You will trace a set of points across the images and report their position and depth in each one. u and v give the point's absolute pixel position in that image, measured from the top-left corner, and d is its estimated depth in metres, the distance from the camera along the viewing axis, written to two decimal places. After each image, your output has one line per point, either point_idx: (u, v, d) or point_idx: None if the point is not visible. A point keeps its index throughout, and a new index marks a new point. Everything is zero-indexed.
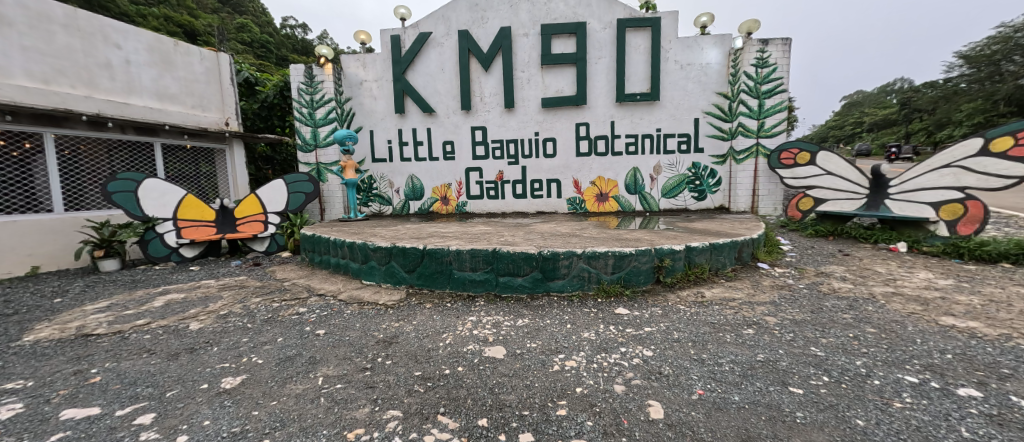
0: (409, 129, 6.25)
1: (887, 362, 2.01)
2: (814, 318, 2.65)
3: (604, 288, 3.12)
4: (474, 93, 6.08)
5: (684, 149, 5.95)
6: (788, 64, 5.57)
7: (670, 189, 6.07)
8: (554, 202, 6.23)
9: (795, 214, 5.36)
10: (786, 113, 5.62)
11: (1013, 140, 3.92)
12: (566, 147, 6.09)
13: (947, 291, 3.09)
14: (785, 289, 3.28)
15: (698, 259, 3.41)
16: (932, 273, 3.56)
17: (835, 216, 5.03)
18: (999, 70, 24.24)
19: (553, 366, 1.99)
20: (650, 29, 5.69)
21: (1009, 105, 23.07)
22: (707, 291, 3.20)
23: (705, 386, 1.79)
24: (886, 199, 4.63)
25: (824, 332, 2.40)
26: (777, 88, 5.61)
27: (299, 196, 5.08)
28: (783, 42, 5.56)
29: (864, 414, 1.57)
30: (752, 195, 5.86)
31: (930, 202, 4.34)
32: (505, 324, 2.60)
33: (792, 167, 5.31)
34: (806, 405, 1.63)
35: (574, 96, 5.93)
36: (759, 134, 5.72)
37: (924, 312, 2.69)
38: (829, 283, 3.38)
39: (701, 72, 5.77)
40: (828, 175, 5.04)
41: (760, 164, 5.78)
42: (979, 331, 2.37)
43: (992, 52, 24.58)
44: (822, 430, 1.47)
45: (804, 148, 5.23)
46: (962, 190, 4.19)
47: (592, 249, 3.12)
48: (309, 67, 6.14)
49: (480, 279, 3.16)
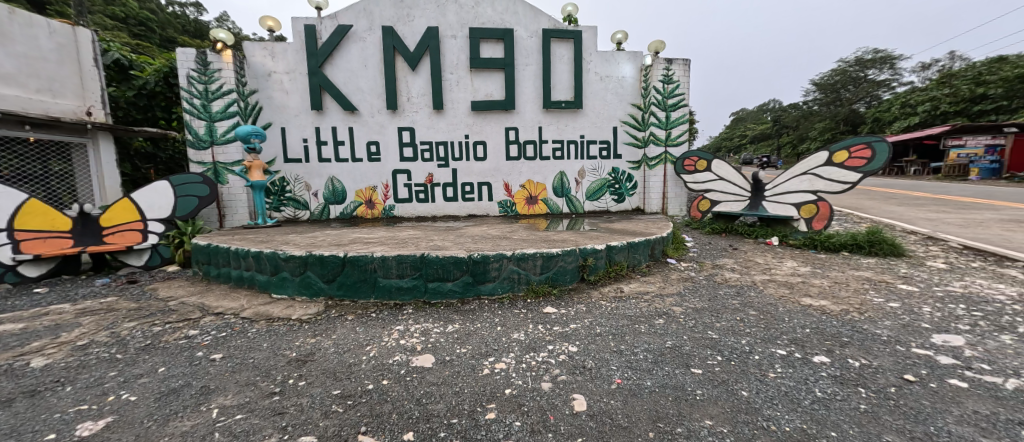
0: (328, 127, 5.80)
1: (765, 339, 2.38)
2: (711, 305, 3.03)
3: (533, 288, 3.21)
4: (401, 92, 5.85)
5: (605, 155, 6.39)
6: (688, 82, 6.33)
7: (593, 192, 6.46)
8: (486, 205, 6.25)
9: (696, 214, 6.10)
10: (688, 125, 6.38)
11: (849, 153, 4.85)
12: (496, 150, 6.15)
13: (806, 276, 3.77)
14: (689, 281, 3.70)
15: (618, 257, 3.69)
16: (796, 262, 4.30)
17: (727, 215, 5.84)
18: (839, 96, 30.24)
19: (483, 370, 1.99)
20: (572, 40, 6.05)
21: (846, 125, 28.83)
22: (625, 287, 3.47)
23: (622, 375, 1.94)
24: (764, 201, 5.47)
25: (718, 317, 2.76)
26: (681, 103, 6.34)
27: (190, 200, 4.53)
28: (685, 63, 6.29)
29: (748, 386, 1.83)
30: (661, 197, 6.52)
31: (793, 203, 5.24)
32: (434, 331, 2.53)
33: (693, 172, 6.03)
34: (704, 383, 1.85)
35: (503, 100, 6.01)
36: (667, 143, 6.40)
37: (791, 295, 3.23)
38: (722, 274, 3.89)
39: (618, 84, 6.28)
40: (721, 180, 5.82)
41: (668, 170, 6.47)
42: (828, 308, 2.92)
43: (834, 82, 30.55)
44: (716, 403, 1.69)
45: (701, 156, 5.97)
46: (815, 193, 5.10)
47: (521, 251, 3.19)
48: (201, 52, 5.35)
49: (408, 287, 3.05)
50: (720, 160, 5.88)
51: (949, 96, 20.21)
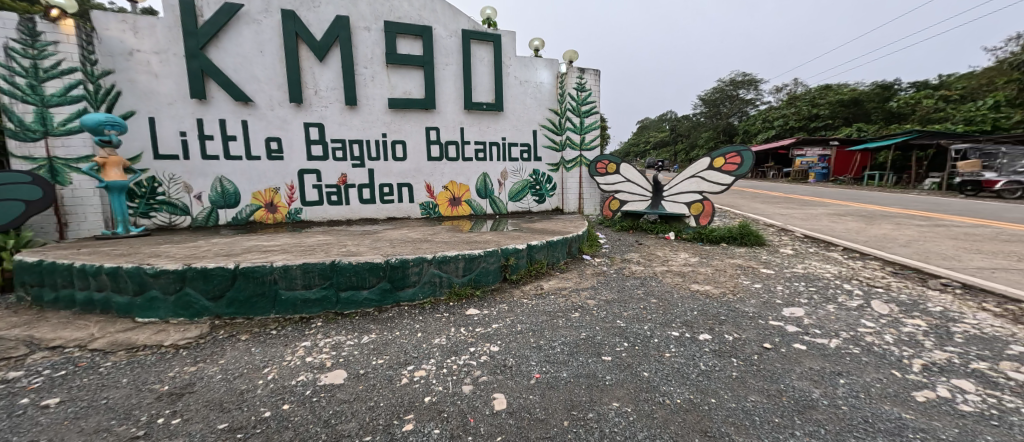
0: (214, 120, 5.02)
1: (663, 323, 2.68)
2: (620, 296, 3.32)
3: (455, 291, 3.17)
4: (306, 84, 5.33)
5: (526, 157, 6.59)
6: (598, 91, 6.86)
7: (515, 193, 6.61)
8: (406, 207, 6.00)
9: (608, 213, 6.62)
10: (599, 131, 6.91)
11: (724, 159, 5.64)
12: (417, 150, 5.94)
13: (695, 265, 4.35)
14: (601, 275, 4.00)
15: (538, 255, 3.84)
16: (688, 253, 4.93)
17: (633, 214, 6.47)
18: (719, 111, 35.46)
19: (401, 380, 1.91)
20: (492, 44, 6.13)
21: (724, 135, 33.93)
22: (545, 284, 3.62)
23: (541, 369, 2.01)
24: (663, 200, 6.16)
25: (626, 307, 3.03)
26: (593, 110, 6.85)
27: (12, 204, 3.58)
28: (596, 73, 6.79)
29: (649, 367, 2.04)
30: (577, 198, 6.96)
31: (684, 202, 6.00)
32: (347, 344, 2.35)
33: (605, 175, 6.49)
34: (612, 369, 2.02)
35: (423, 99, 5.83)
36: (582, 147, 6.86)
37: (683, 283, 3.70)
38: (629, 267, 4.29)
39: (536, 89, 6.53)
40: (628, 181, 6.39)
41: (583, 172, 6.93)
42: (711, 292, 3.41)
43: (714, 98, 35.75)
44: (622, 386, 1.85)
45: (611, 160, 6.45)
46: (700, 193, 5.90)
47: (442, 253, 3.13)
48: (27, 18, 4.22)
49: (316, 298, 2.78)
50: (627, 163, 6.43)
51: (794, 114, 25.03)
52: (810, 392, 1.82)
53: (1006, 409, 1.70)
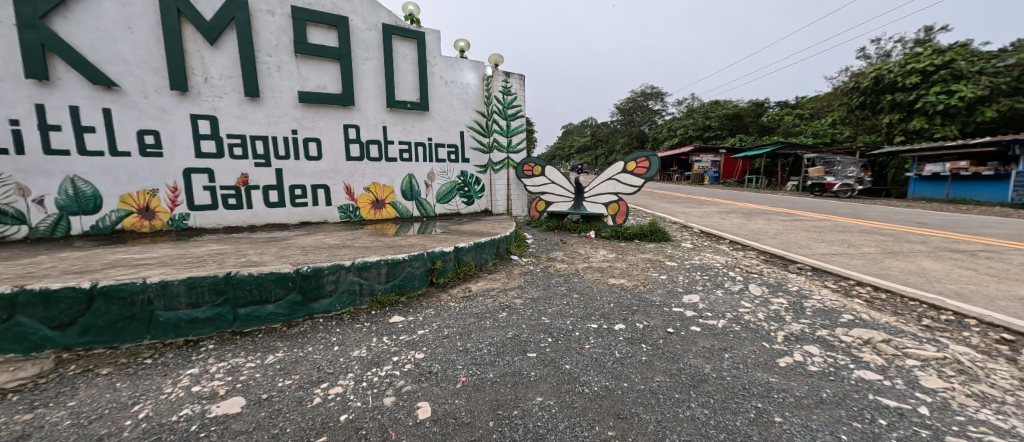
0: (63, 107, 4.09)
1: (583, 317, 2.85)
2: (545, 293, 3.45)
3: (378, 299, 2.99)
4: (193, 70, 4.61)
5: (453, 159, 6.50)
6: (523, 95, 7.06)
7: (443, 195, 6.46)
8: (322, 210, 5.51)
9: (535, 214, 6.89)
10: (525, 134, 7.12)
11: (636, 163, 6.15)
12: (333, 149, 5.49)
13: (612, 261, 4.70)
14: (528, 274, 4.12)
15: (466, 257, 3.81)
16: (606, 250, 5.31)
17: (557, 214, 6.78)
18: (631, 119, 38.87)
19: (313, 400, 1.75)
20: (415, 41, 5.94)
21: (636, 142, 37.31)
22: (473, 286, 3.60)
23: (467, 372, 2.00)
24: (584, 201, 6.57)
25: (550, 303, 3.16)
26: (519, 113, 7.04)
27: None
28: (520, 77, 6.99)
29: (571, 359, 2.15)
30: (504, 200, 7.06)
31: (602, 203, 6.46)
32: (247, 366, 2.08)
33: (531, 177, 6.72)
34: (537, 365, 2.08)
35: (339, 94, 5.42)
36: (508, 149, 6.99)
37: (602, 277, 3.97)
38: (554, 265, 4.49)
39: (463, 90, 6.48)
40: (552, 183, 6.70)
41: (510, 174, 7.06)
42: (626, 285, 3.72)
43: (627, 108, 39.12)
44: (546, 381, 1.92)
45: (536, 162, 6.68)
46: (616, 194, 6.39)
47: (362, 260, 2.94)
48: None
49: (208, 317, 2.41)
50: (552, 166, 6.71)
51: (692, 125, 28.50)
52: (703, 368, 2.09)
53: (840, 366, 2.13)
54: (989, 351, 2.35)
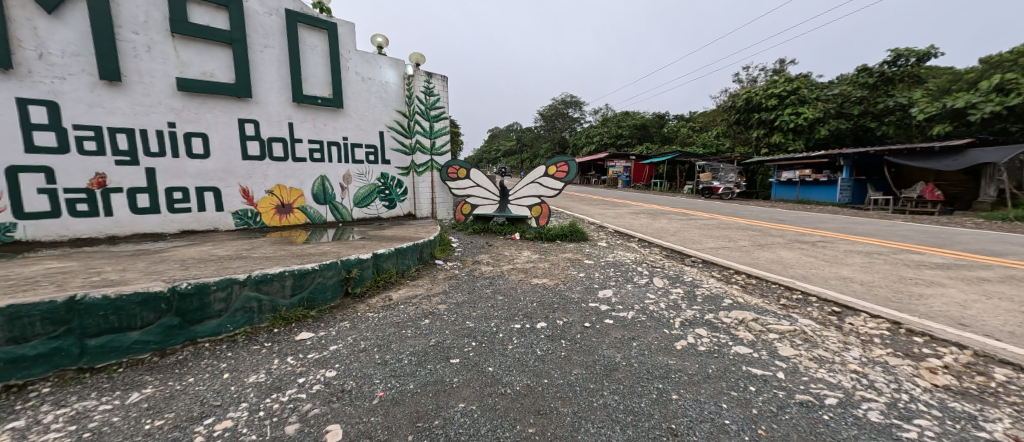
0: None
1: (507, 318, 2.89)
2: (469, 297, 3.42)
3: (282, 315, 2.67)
4: (19, 43, 3.68)
5: (372, 160, 6.12)
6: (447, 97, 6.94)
7: (361, 198, 6.05)
8: (210, 217, 4.76)
9: (461, 217, 6.85)
10: (450, 136, 6.98)
11: (557, 167, 6.41)
12: (225, 146, 4.79)
13: (535, 261, 4.86)
14: (453, 278, 4.05)
15: (386, 264, 3.61)
16: (530, 251, 5.47)
17: (483, 217, 6.80)
18: (553, 125, 40.82)
19: (194, 440, 1.49)
20: (325, 32, 5.48)
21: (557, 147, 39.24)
22: (394, 294, 3.41)
23: (385, 386, 1.88)
24: (509, 204, 6.68)
25: (475, 307, 3.15)
26: (443, 115, 6.89)
27: None
28: (443, 79, 6.87)
29: (494, 361, 2.16)
30: (428, 203, 6.86)
31: (527, 205, 6.63)
32: (101, 410, 1.70)
33: (456, 179, 6.63)
34: (460, 370, 2.05)
35: (232, 84, 4.74)
36: (432, 152, 6.80)
37: (525, 278, 4.08)
38: (480, 268, 4.49)
39: (381, 88, 6.16)
40: (478, 186, 6.68)
41: (434, 177, 6.88)
42: (548, 284, 3.87)
43: (549, 114, 40.95)
44: (468, 386, 1.89)
45: (461, 165, 6.61)
46: (539, 197, 6.61)
47: (261, 272, 2.60)
48: None
49: (41, 355, 1.91)
50: (477, 169, 6.69)
51: (607, 133, 30.85)
52: (615, 357, 2.26)
53: (723, 344, 2.47)
54: (826, 322, 2.93)
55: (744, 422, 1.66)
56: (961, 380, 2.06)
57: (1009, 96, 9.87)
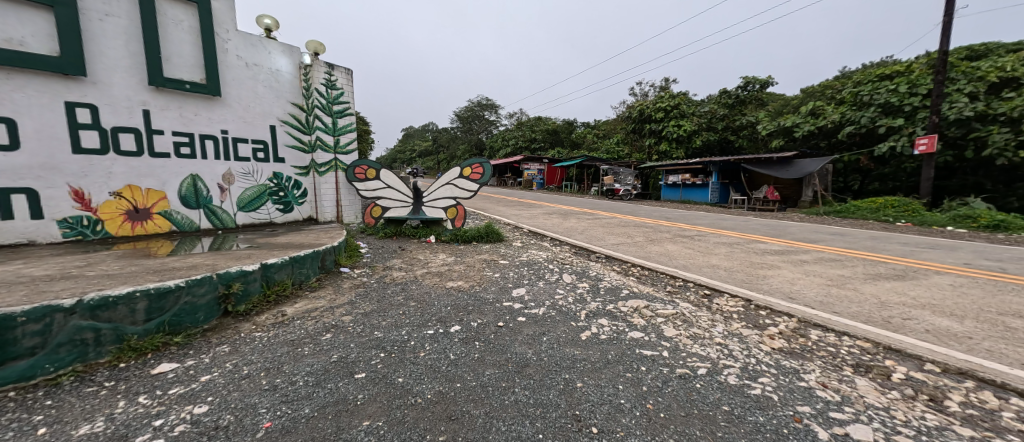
0: None
1: (419, 325, 2.77)
2: (379, 306, 3.21)
3: (131, 345, 2.17)
4: None
5: (260, 158, 5.37)
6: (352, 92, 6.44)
7: (248, 201, 5.27)
8: (20, 226, 3.74)
9: (370, 221, 6.43)
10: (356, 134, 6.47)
11: (472, 169, 6.39)
12: (45, 136, 3.76)
13: (451, 264, 4.78)
14: (361, 286, 3.76)
15: (278, 276, 3.21)
16: (445, 254, 5.37)
17: (395, 220, 6.48)
18: (470, 127, 40.86)
19: None
20: (195, 5, 4.61)
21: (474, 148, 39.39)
22: (288, 309, 3.03)
23: (273, 415, 1.66)
24: (423, 206, 6.46)
25: (384, 315, 2.97)
26: (348, 111, 6.37)
27: None
28: (346, 71, 6.35)
29: (404, 372, 2.06)
30: (334, 206, 6.28)
31: (442, 207, 6.48)
32: None
33: (365, 180, 6.20)
34: (365, 386, 1.90)
35: (55, 58, 3.74)
36: (336, 150, 6.24)
37: (440, 281, 3.99)
38: (391, 274, 4.25)
39: (270, 77, 5.46)
40: (389, 188, 6.35)
41: (339, 177, 6.33)
42: (462, 286, 3.83)
43: (465, 116, 40.85)
44: (374, 401, 1.77)
45: (370, 165, 6.22)
46: (455, 199, 6.51)
47: (96, 295, 2.12)
48: None
49: None
50: (388, 170, 6.36)
51: (522, 137, 31.92)
52: (526, 353, 2.33)
53: (621, 331, 2.74)
54: (701, 304, 3.44)
55: (636, 399, 1.85)
56: (790, 342, 2.60)
57: (819, 119, 12.81)
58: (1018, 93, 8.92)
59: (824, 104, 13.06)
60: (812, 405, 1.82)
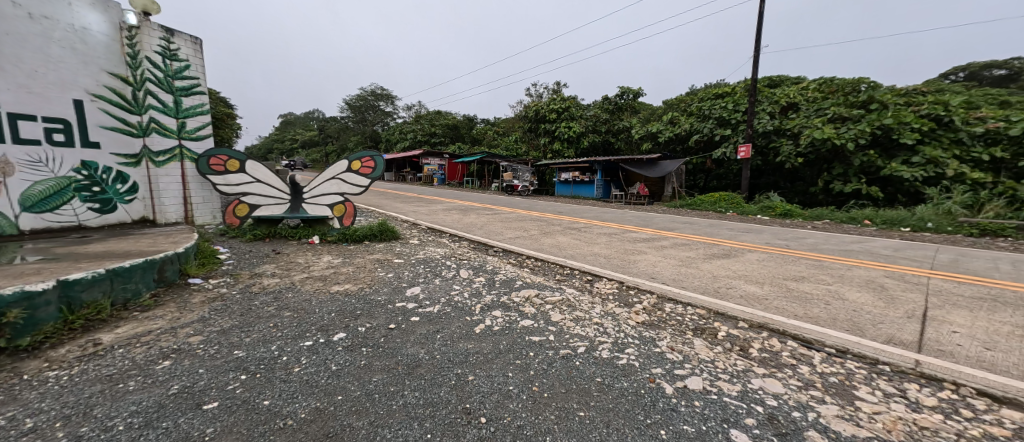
0: None
1: (294, 337, 2.46)
2: (242, 320, 2.74)
3: None
4: None
5: (61, 141, 4.14)
6: (202, 66, 5.44)
7: (38, 200, 4.04)
8: None
9: (234, 221, 5.47)
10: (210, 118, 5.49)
11: (361, 163, 5.77)
12: None
13: (337, 266, 4.35)
14: (218, 299, 3.15)
15: (86, 296, 2.51)
16: (330, 256, 4.85)
17: (267, 219, 5.61)
18: (362, 117, 37.76)
19: None
20: None
21: (367, 141, 36.52)
22: (106, 335, 2.38)
23: None
24: (302, 203, 5.72)
25: (249, 331, 2.54)
26: (196, 89, 5.35)
27: None
28: (192, 39, 5.34)
29: (271, 392, 1.80)
30: (181, 204, 5.19)
31: (327, 204, 5.80)
32: None
33: (224, 174, 5.25)
34: (217, 416, 1.61)
35: None
36: (182, 135, 5.20)
37: (323, 286, 3.59)
38: (260, 282, 3.66)
39: (75, 37, 4.25)
40: (258, 182, 5.48)
41: (188, 169, 5.27)
42: (350, 290, 3.51)
43: (356, 105, 37.59)
44: (230, 432, 1.51)
45: (232, 155, 5.27)
46: (342, 195, 5.87)
47: None
48: None
49: None
50: (256, 161, 5.48)
51: (420, 131, 30.70)
52: (417, 353, 2.26)
53: (513, 321, 2.85)
54: (584, 289, 3.80)
55: (523, 383, 1.95)
56: (651, 315, 3.06)
57: (676, 127, 15.29)
58: (797, 115, 12.03)
59: (679, 115, 15.64)
60: (663, 366, 2.16)
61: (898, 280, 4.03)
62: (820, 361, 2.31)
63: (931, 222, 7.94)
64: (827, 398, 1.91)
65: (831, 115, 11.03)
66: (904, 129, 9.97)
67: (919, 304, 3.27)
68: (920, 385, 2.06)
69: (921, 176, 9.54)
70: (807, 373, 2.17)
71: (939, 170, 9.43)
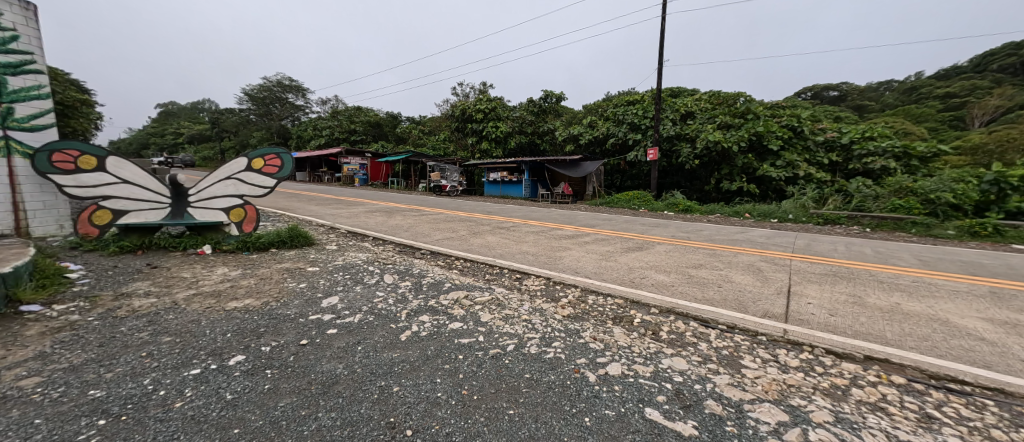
0: None
1: (175, 366, 2.07)
2: (102, 352, 2.23)
3: None
4: None
5: None
6: (36, 37, 4.36)
7: None
8: None
9: (91, 231, 4.51)
10: (50, 103, 4.43)
11: (264, 161, 5.08)
12: None
13: (236, 279, 3.80)
14: (65, 330, 2.52)
15: None
16: (227, 267, 4.22)
17: (140, 227, 4.71)
18: (268, 110, 33.77)
19: None
20: None
21: (275, 137, 32.77)
22: None
23: None
24: (188, 207, 4.88)
25: (111, 365, 2.08)
26: (28, 66, 4.28)
27: None
28: (20, 3, 4.25)
29: (143, 437, 1.50)
30: (11, 211, 4.19)
31: (221, 208, 5.04)
32: None
33: (74, 172, 4.28)
34: None
35: None
36: (8, 124, 4.12)
37: (217, 303, 3.09)
38: (129, 304, 3.02)
39: None
40: (124, 184, 4.54)
41: (19, 167, 4.21)
42: (251, 305, 3.08)
43: (260, 96, 33.48)
44: None
45: (86, 150, 4.31)
46: (241, 197, 5.11)
47: None
48: None
49: None
50: (120, 157, 4.53)
51: (337, 127, 28.43)
52: (334, 369, 2.06)
53: (442, 325, 2.76)
54: (513, 287, 3.85)
55: (452, 389, 1.89)
56: (575, 308, 3.20)
57: (595, 130, 16.35)
58: (693, 122, 13.67)
59: (597, 119, 16.74)
60: (587, 357, 2.27)
61: (771, 262, 4.80)
62: (715, 337, 2.63)
63: (792, 213, 9.64)
64: (721, 369, 2.19)
65: (720, 123, 12.74)
66: (772, 136, 11.93)
67: (786, 281, 3.93)
68: (787, 349, 2.46)
69: (784, 176, 11.51)
70: (705, 349, 2.45)
71: (796, 171, 11.48)
